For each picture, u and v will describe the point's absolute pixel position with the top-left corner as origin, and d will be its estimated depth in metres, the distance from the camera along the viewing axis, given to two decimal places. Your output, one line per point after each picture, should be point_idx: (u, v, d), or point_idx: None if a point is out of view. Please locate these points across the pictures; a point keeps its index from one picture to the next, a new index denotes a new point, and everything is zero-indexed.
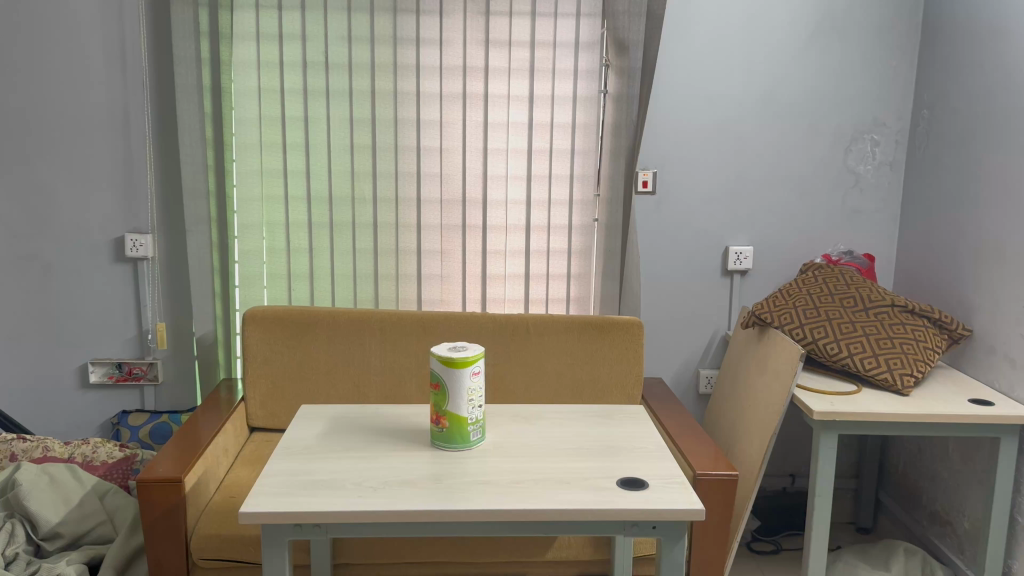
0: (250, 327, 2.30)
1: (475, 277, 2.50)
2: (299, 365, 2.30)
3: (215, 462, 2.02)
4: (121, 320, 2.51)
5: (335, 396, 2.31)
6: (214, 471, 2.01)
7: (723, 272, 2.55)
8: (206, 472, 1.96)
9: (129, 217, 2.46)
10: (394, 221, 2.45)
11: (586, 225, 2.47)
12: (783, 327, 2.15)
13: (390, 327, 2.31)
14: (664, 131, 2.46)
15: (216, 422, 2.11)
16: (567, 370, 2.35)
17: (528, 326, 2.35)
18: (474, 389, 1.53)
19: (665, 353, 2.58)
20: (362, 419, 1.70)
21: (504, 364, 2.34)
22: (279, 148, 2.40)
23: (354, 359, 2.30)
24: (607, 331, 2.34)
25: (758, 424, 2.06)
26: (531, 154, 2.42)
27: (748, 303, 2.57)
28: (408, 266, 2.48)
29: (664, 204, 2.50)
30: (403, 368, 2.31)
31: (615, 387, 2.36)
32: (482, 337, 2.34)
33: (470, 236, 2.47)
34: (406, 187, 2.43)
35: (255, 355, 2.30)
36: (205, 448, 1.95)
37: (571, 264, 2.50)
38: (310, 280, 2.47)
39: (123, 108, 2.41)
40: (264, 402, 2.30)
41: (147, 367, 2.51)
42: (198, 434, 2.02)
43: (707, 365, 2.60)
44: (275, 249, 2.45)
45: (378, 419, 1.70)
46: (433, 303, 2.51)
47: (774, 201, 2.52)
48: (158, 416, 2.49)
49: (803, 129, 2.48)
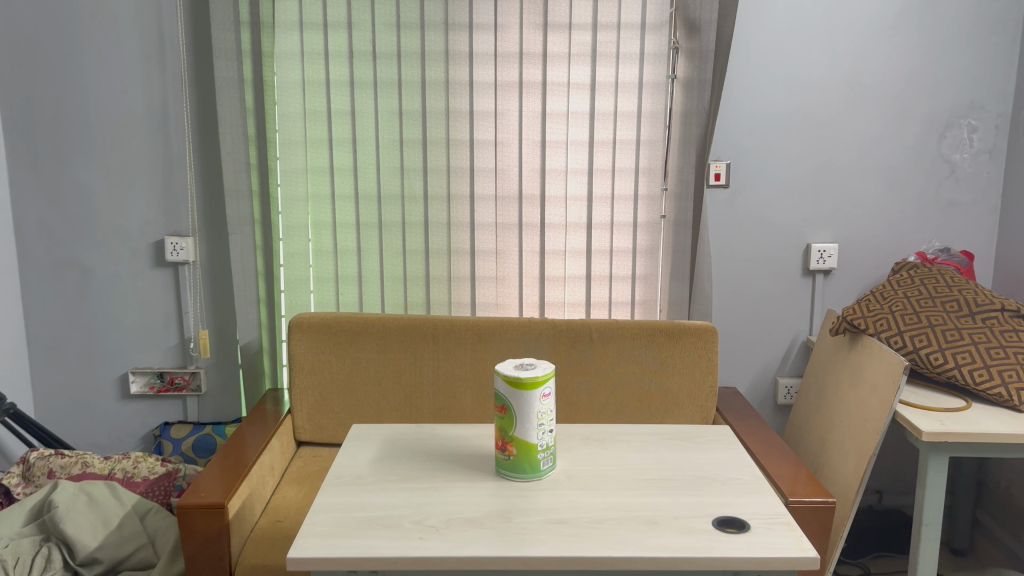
0: (296, 335, 2.15)
1: (533, 279, 2.32)
2: (349, 375, 2.16)
3: (261, 484, 1.89)
4: (162, 328, 2.39)
5: (387, 409, 2.16)
6: (260, 493, 1.88)
7: (804, 272, 2.33)
8: (251, 495, 1.83)
9: (170, 219, 2.34)
10: (445, 220, 2.29)
11: (652, 223, 2.28)
12: (879, 335, 1.93)
13: (444, 333, 2.15)
14: (737, 118, 2.25)
15: (261, 439, 1.97)
16: (636, 380, 2.17)
17: (591, 332, 2.17)
18: (544, 412, 1.37)
19: (739, 360, 2.39)
20: (419, 443, 1.53)
21: (568, 374, 2.17)
22: (325, 144, 2.25)
23: (406, 370, 2.15)
24: (679, 338, 2.16)
25: (854, 444, 1.86)
26: (593, 146, 2.24)
27: (831, 305, 2.36)
28: (462, 268, 2.32)
29: (738, 198, 2.30)
30: (458, 379, 2.15)
31: (687, 399, 2.17)
32: (541, 346, 2.17)
33: (527, 236, 2.30)
34: (458, 183, 2.27)
35: (302, 364, 2.15)
36: (249, 468, 1.82)
37: (636, 264, 2.31)
38: (359, 284, 2.33)
39: (162, 105, 2.29)
40: (312, 415, 2.16)
41: (189, 376, 2.39)
42: (244, 451, 1.89)
43: (786, 373, 2.39)
44: (321, 251, 2.31)
45: (436, 442, 1.54)
46: (488, 307, 2.35)
47: (859, 193, 2.30)
48: (202, 428, 2.39)
49: (892, 115, 2.26)
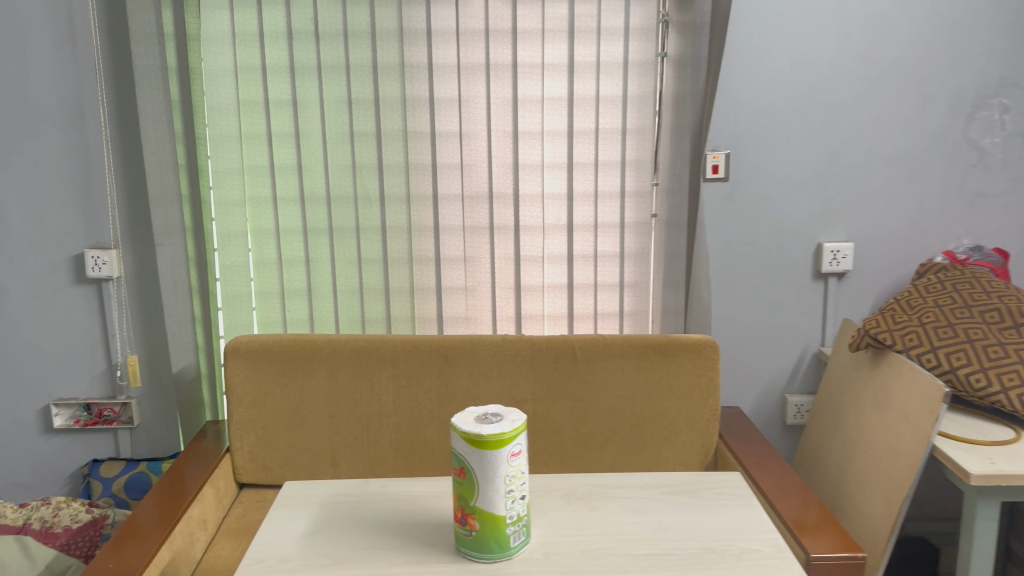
0: (234, 363, 1.86)
1: (507, 289, 2.03)
2: (295, 407, 1.87)
3: (188, 543, 1.60)
4: (86, 353, 2.10)
5: (340, 444, 1.88)
6: (188, 552, 1.60)
7: (815, 275, 2.06)
8: (175, 559, 1.54)
9: (90, 230, 2.04)
10: (405, 224, 1.99)
11: (641, 223, 1.99)
12: (908, 353, 1.66)
13: (405, 357, 1.87)
14: (737, 102, 1.97)
15: (193, 487, 1.68)
16: (625, 405, 1.89)
17: (574, 351, 1.89)
18: (514, 475, 1.09)
19: (743, 377, 2.11)
20: (362, 511, 1.25)
21: (548, 400, 1.89)
22: (264, 140, 1.96)
23: (362, 398, 1.87)
24: (673, 355, 1.89)
25: (882, 483, 1.59)
26: (573, 137, 1.95)
27: (845, 312, 2.08)
28: (427, 278, 2.03)
29: (739, 192, 2.01)
30: (422, 408, 1.87)
31: (684, 425, 1.90)
32: (517, 369, 1.89)
33: (499, 240, 2.00)
34: (419, 181, 1.97)
35: (241, 396, 1.86)
36: (174, 527, 1.53)
37: (624, 270, 2.02)
38: (309, 299, 2.04)
39: (76, 99, 1.98)
40: (254, 453, 1.87)
41: (119, 409, 2.10)
42: (170, 501, 1.61)
43: (795, 390, 2.12)
44: (263, 263, 2.02)
45: (383, 509, 1.26)
46: (458, 322, 2.05)
47: (875, 185, 2.02)
48: (136, 465, 2.09)
49: (912, 95, 1.98)
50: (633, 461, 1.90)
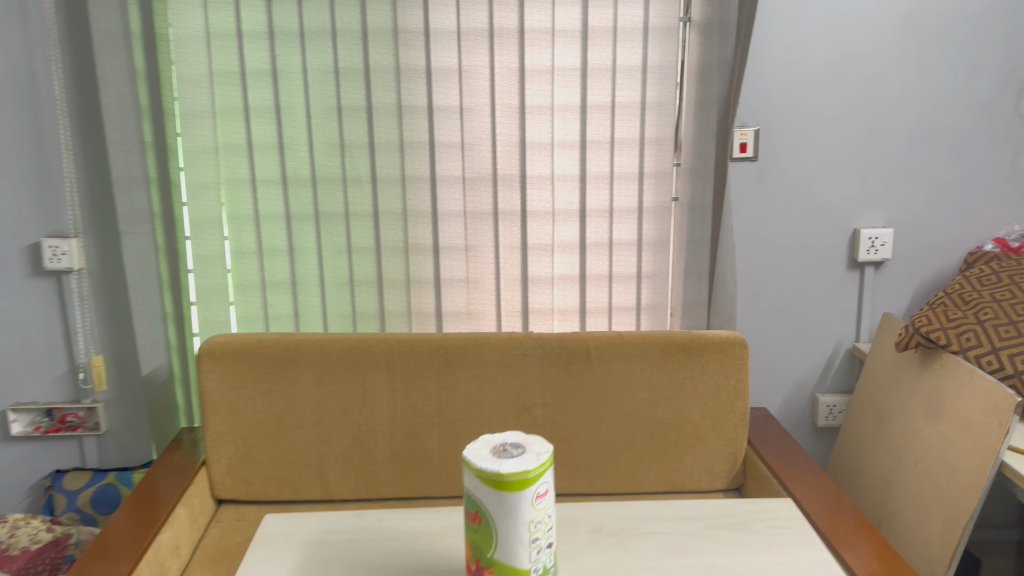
0: (209, 367, 1.66)
1: (513, 281, 1.84)
2: (279, 415, 1.68)
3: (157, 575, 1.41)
4: (46, 354, 1.88)
5: (330, 455, 1.70)
6: None
7: (851, 264, 1.89)
8: None
9: (47, 216, 1.82)
10: (400, 208, 1.79)
11: (661, 207, 1.80)
12: (966, 354, 1.48)
13: (401, 359, 1.68)
14: (768, 73, 1.77)
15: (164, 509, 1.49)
16: (645, 410, 1.71)
17: (589, 351, 1.70)
18: (539, 521, 0.91)
19: (770, 375, 1.94)
20: (357, 559, 1.06)
21: (560, 405, 1.70)
22: (240, 115, 1.75)
23: (353, 405, 1.68)
24: (699, 356, 1.70)
25: (940, 501, 1.43)
26: (586, 112, 1.75)
27: (882, 304, 1.91)
28: (424, 269, 1.83)
29: (768, 173, 1.83)
30: (421, 415, 1.69)
31: (710, 432, 1.73)
32: (526, 371, 1.70)
33: (504, 227, 1.80)
34: (415, 162, 1.77)
35: (217, 404, 1.67)
36: (138, 559, 1.34)
37: (641, 260, 1.83)
38: (293, 292, 1.83)
39: (27, 69, 1.76)
40: (233, 466, 1.69)
41: (85, 414, 1.89)
42: (137, 526, 1.43)
43: (827, 388, 1.95)
44: (241, 253, 1.82)
45: (383, 555, 1.07)
46: (458, 318, 1.85)
47: (918, 166, 1.84)
48: (103, 477, 1.89)
49: (961, 65, 1.79)
50: (653, 470, 1.74)
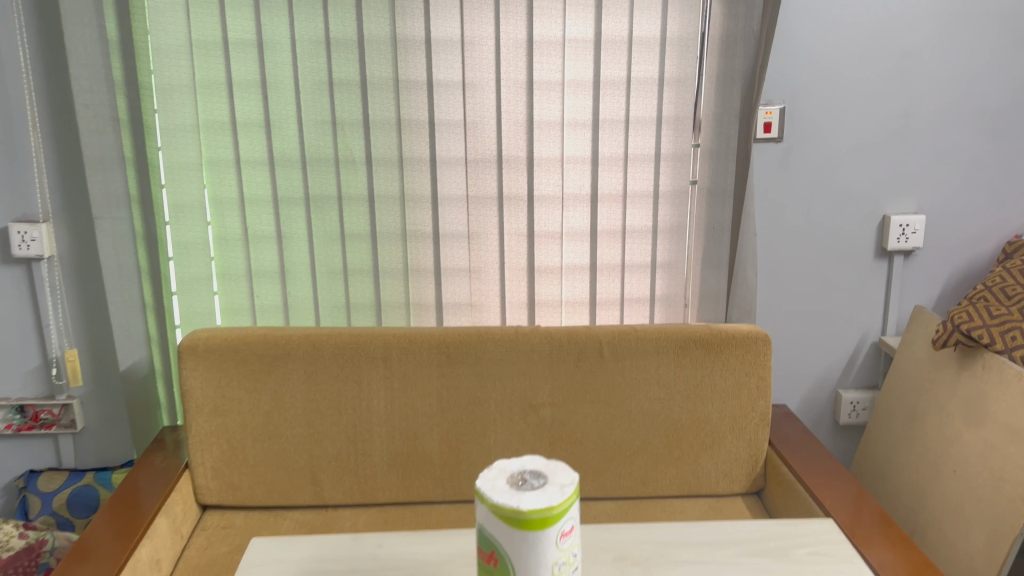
0: (191, 365, 1.53)
1: (518, 271, 1.71)
2: (268, 415, 1.55)
3: None
4: (16, 347, 1.75)
5: (322, 458, 1.58)
6: None
7: (879, 253, 1.77)
8: None
9: (14, 199, 1.68)
10: (398, 192, 1.66)
11: (678, 191, 1.67)
12: (1013, 353, 1.37)
13: (400, 355, 1.55)
14: (796, 46, 1.64)
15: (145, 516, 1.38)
16: (661, 409, 1.60)
17: (601, 346, 1.58)
18: (564, 562, 0.80)
19: (790, 369, 1.84)
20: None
21: (570, 404, 1.58)
22: (223, 89, 1.61)
23: (348, 405, 1.56)
24: (719, 351, 1.59)
25: (986, 513, 1.33)
26: (600, 88, 1.61)
27: (910, 296, 1.80)
28: (423, 258, 1.70)
29: (794, 156, 1.70)
30: (420, 415, 1.57)
31: (730, 432, 1.62)
32: (533, 368, 1.58)
33: (509, 212, 1.68)
34: (414, 142, 1.63)
35: (200, 404, 1.54)
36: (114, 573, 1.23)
37: (656, 248, 1.71)
38: (282, 282, 1.70)
39: None
40: (218, 469, 1.57)
41: (59, 411, 1.77)
42: (115, 538, 1.32)
43: (849, 383, 1.85)
44: (225, 239, 1.69)
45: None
46: (460, 310, 1.73)
47: (953, 149, 1.72)
48: (80, 478, 1.77)
49: (1002, 41, 1.66)
50: (668, 473, 1.63)
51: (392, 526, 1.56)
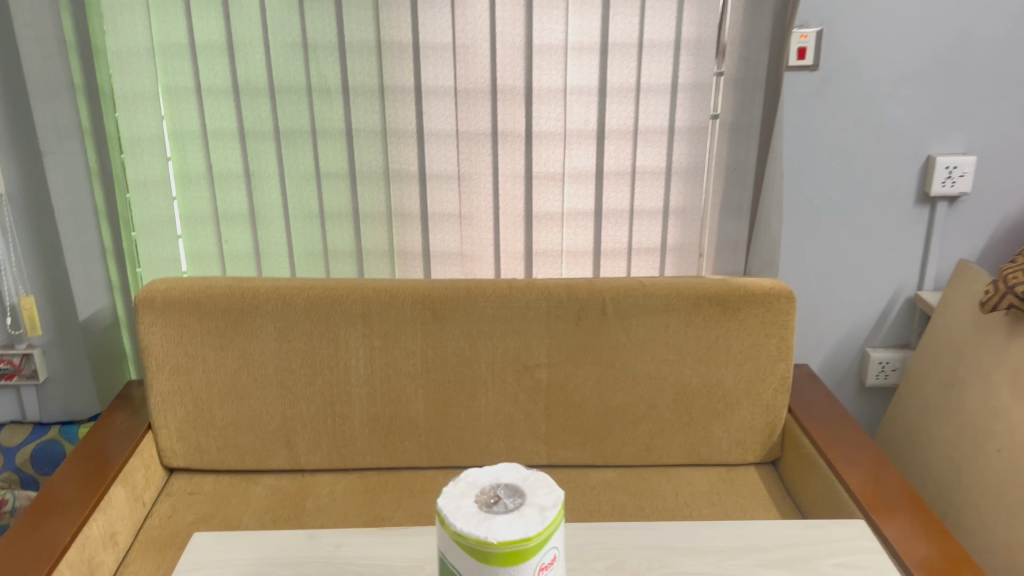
0: (149, 319, 1.38)
1: (515, 217, 1.54)
2: (235, 374, 1.41)
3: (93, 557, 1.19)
4: None
5: (297, 421, 1.44)
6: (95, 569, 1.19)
7: (920, 200, 1.58)
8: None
9: None
10: (379, 126, 1.47)
11: (696, 127, 1.48)
12: None
13: (380, 310, 1.40)
14: None
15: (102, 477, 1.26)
16: (669, 373, 1.44)
17: (605, 302, 1.41)
18: None
19: (814, 325, 1.67)
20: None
21: (568, 366, 1.43)
22: (180, 6, 1.41)
23: (323, 364, 1.41)
24: (737, 310, 1.42)
25: None
26: (610, 6, 1.40)
27: (951, 247, 1.62)
28: (409, 201, 1.53)
29: (830, 88, 1.49)
30: (403, 375, 1.42)
31: (745, 397, 1.46)
32: (529, 326, 1.42)
33: (504, 150, 1.49)
34: (397, 68, 1.44)
35: (161, 362, 1.40)
36: (67, 542, 1.12)
37: (670, 192, 1.53)
38: (253, 226, 1.54)
39: None
40: (184, 431, 1.44)
41: (20, 360, 1.61)
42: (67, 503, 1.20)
43: (879, 341, 1.68)
44: (187, 178, 1.51)
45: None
46: (450, 259, 1.57)
47: (1013, 81, 1.50)
48: (44, 432, 1.65)
49: None
50: (675, 440, 1.48)
51: (373, 494, 1.43)
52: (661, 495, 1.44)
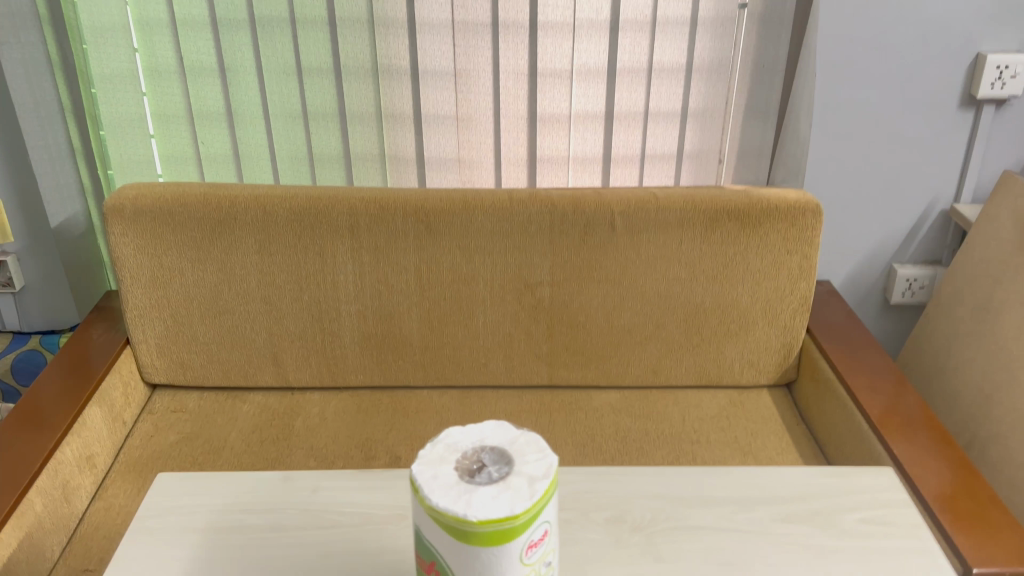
0: (119, 230, 1.28)
1: (517, 119, 1.42)
2: (216, 289, 1.32)
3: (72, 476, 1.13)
4: None
5: (283, 338, 1.36)
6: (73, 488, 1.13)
7: (965, 104, 1.43)
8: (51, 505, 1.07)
9: None
10: (366, 15, 1.34)
11: (723, 17, 1.33)
12: None
13: (369, 222, 1.29)
14: None
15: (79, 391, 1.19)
16: (681, 291, 1.34)
17: (613, 215, 1.30)
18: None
19: (838, 238, 1.56)
20: (269, 573, 0.74)
21: (572, 283, 1.33)
22: None
23: (309, 278, 1.32)
24: (757, 225, 1.30)
25: None
26: None
27: (994, 157, 1.48)
28: (400, 99, 1.41)
29: None
30: (395, 292, 1.33)
31: (762, 318, 1.36)
32: (530, 241, 1.30)
33: (506, 43, 1.36)
34: None
35: (136, 275, 1.31)
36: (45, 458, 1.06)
37: (689, 92, 1.39)
38: (230, 125, 1.44)
39: None
40: (165, 347, 1.36)
41: None
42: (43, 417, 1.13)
43: (907, 257, 1.57)
44: (157, 71, 1.41)
45: (302, 568, 0.74)
46: (446, 166, 1.47)
47: None
48: (24, 342, 1.55)
49: None
50: (684, 362, 1.40)
51: (365, 415, 1.36)
52: (667, 418, 1.36)
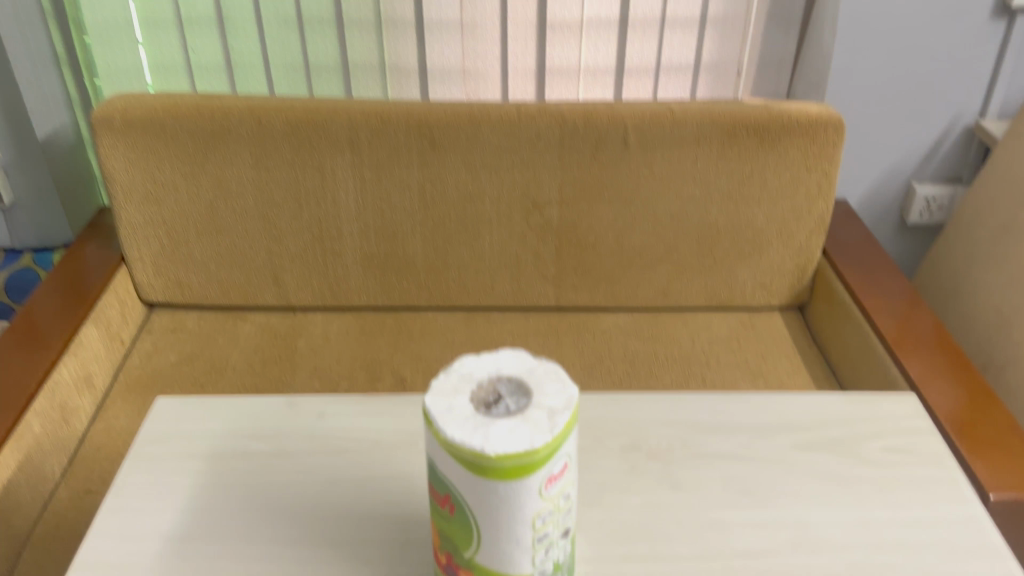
0: (109, 142, 1.22)
1: (526, 26, 1.35)
2: (211, 205, 1.27)
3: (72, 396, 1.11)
4: None
5: (283, 256, 1.32)
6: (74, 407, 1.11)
7: (999, 12, 1.35)
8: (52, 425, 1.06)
9: None
10: None
11: None
12: None
13: (371, 136, 1.23)
14: None
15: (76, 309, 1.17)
16: (694, 210, 1.29)
17: (626, 130, 1.24)
18: (551, 512, 0.55)
19: (857, 156, 1.50)
20: (275, 500, 0.72)
21: (581, 202, 1.28)
22: None
23: (309, 195, 1.27)
24: (776, 141, 1.24)
25: None
26: None
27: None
28: (401, 4, 1.33)
29: None
30: (398, 209, 1.28)
31: (776, 239, 1.32)
32: (539, 157, 1.25)
33: None
34: None
35: (128, 190, 1.26)
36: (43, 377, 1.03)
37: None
38: (221, 31, 1.36)
39: None
40: (161, 265, 1.32)
41: None
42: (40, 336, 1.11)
43: (927, 175, 1.51)
44: None
45: (309, 495, 0.72)
46: (450, 77, 1.40)
47: None
48: (16, 260, 1.53)
49: None
50: (695, 283, 1.36)
51: (369, 336, 1.33)
52: (677, 340, 1.34)
